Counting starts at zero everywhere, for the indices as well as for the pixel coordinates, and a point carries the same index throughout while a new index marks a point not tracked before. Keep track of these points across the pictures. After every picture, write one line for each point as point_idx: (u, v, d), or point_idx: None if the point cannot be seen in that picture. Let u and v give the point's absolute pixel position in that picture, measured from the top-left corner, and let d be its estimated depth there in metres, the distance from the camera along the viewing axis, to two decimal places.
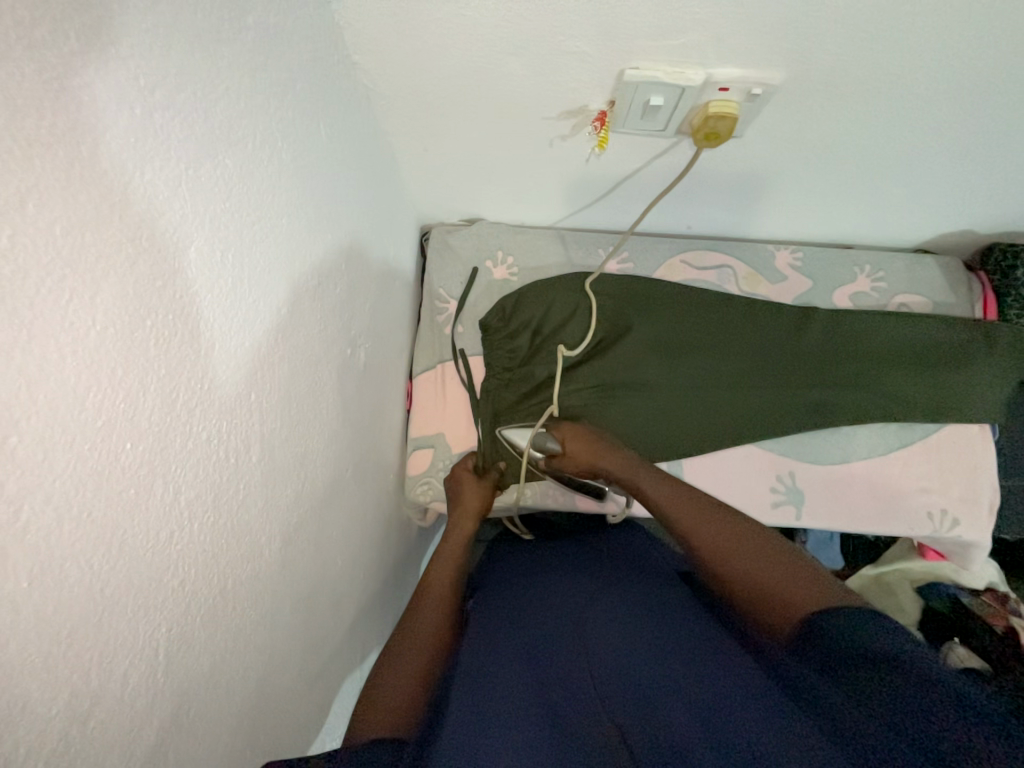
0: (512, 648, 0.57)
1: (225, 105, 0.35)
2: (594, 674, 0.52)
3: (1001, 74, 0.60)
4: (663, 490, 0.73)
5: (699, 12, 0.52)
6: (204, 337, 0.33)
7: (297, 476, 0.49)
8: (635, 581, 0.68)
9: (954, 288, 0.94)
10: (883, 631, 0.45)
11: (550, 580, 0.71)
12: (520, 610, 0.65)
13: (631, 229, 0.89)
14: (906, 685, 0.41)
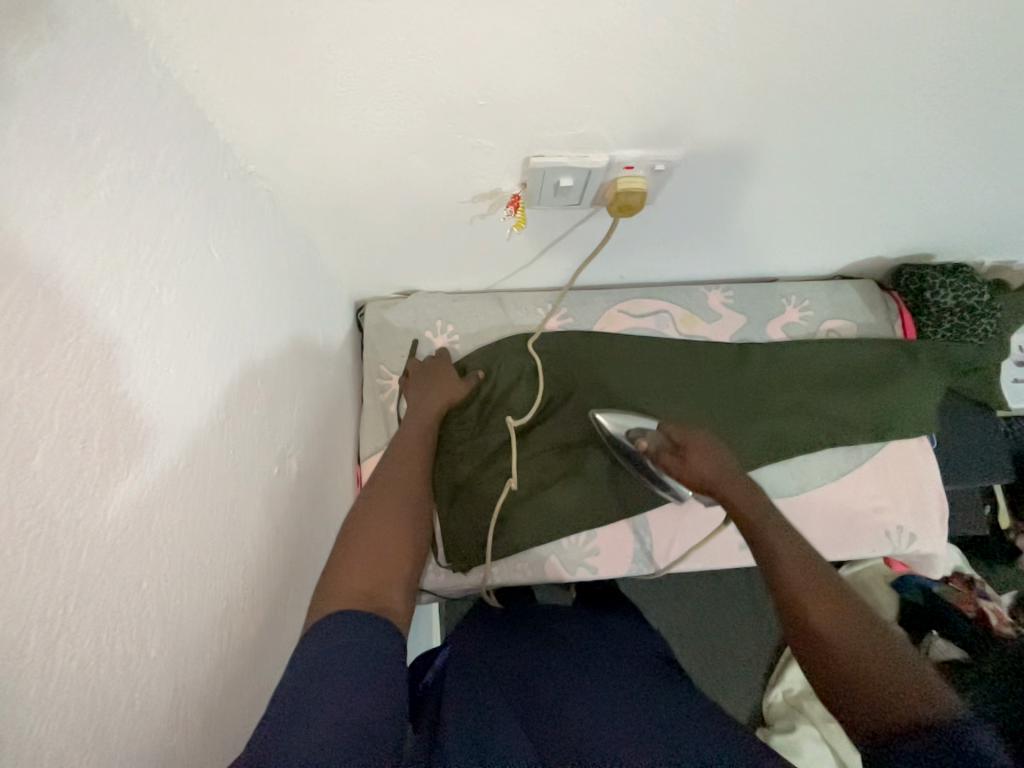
0: (500, 702, 0.57)
1: (75, 279, 0.31)
2: (574, 733, 0.51)
3: (870, 131, 0.65)
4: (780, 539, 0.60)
5: (589, 107, 0.53)
6: (64, 552, 0.29)
7: (219, 641, 0.44)
8: (615, 662, 0.66)
9: (875, 311, 0.99)
10: (961, 732, 0.39)
11: (537, 648, 0.69)
12: (512, 676, 0.63)
13: (567, 287, 0.88)
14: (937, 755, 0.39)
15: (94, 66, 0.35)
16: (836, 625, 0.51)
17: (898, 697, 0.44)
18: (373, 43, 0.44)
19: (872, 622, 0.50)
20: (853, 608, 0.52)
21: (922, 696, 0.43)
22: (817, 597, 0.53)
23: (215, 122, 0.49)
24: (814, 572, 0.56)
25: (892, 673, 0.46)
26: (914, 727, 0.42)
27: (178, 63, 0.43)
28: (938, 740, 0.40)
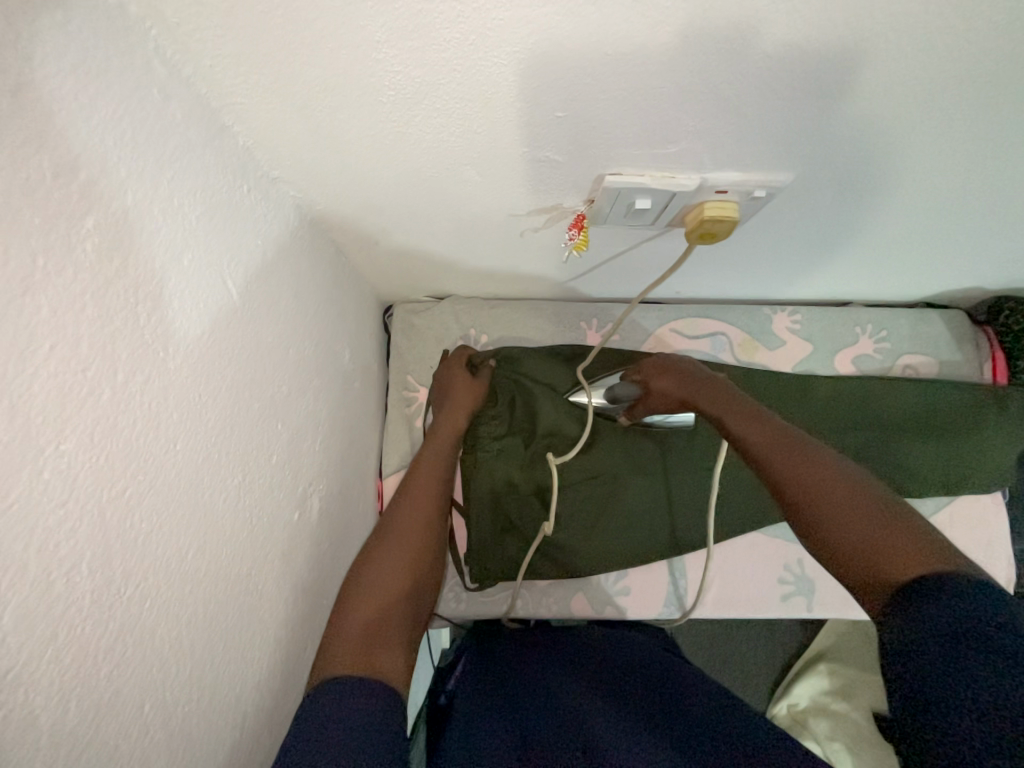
0: (499, 722, 0.54)
1: (54, 368, 0.24)
2: (575, 729, 0.49)
3: (1010, 161, 0.54)
4: (750, 431, 0.55)
5: (685, 123, 0.44)
6: (40, 716, 0.24)
7: (233, 729, 0.39)
8: (637, 676, 0.61)
9: (962, 348, 0.88)
10: (958, 601, 0.35)
11: (542, 672, 0.62)
12: (515, 704, 0.56)
13: (638, 297, 0.71)
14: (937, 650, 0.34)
15: (80, 76, 0.27)
16: (821, 497, 0.46)
17: (889, 557, 0.40)
18: (434, 45, 0.36)
19: (851, 491, 0.46)
20: (842, 480, 0.47)
21: (914, 549, 0.40)
22: (805, 476, 0.48)
23: (235, 126, 0.41)
24: (798, 458, 0.50)
25: (884, 534, 0.42)
26: (905, 580, 0.38)
27: (188, 59, 0.34)
28: (923, 606, 0.36)
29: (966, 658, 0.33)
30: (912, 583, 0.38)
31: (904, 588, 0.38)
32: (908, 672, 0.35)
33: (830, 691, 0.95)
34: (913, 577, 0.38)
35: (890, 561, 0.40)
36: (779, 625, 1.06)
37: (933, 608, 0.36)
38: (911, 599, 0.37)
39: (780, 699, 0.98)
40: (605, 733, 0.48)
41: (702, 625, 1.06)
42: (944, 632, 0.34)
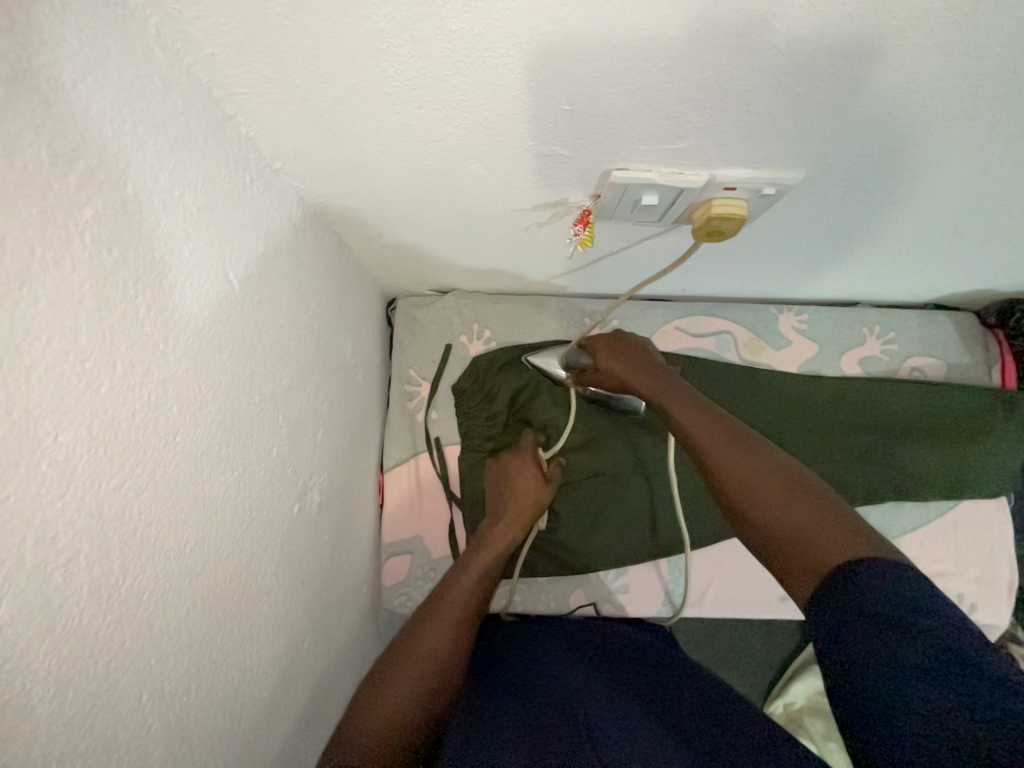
0: (502, 693, 0.56)
1: (54, 360, 0.24)
2: (579, 713, 0.51)
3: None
4: (682, 416, 0.53)
5: (695, 118, 0.44)
6: (38, 706, 0.24)
7: (231, 718, 0.39)
8: (639, 668, 0.62)
9: (970, 351, 0.87)
10: (886, 588, 0.35)
11: (531, 667, 0.62)
12: (507, 691, 0.57)
13: (625, 297, 0.72)
14: (881, 643, 0.33)
15: (80, 64, 0.26)
16: (747, 487, 0.45)
17: (815, 548, 0.39)
18: (439, 36, 0.35)
19: (777, 478, 0.44)
20: (774, 469, 0.45)
21: (839, 540, 0.39)
22: (738, 465, 0.46)
23: (237, 116, 0.40)
24: (726, 444, 0.48)
25: (810, 524, 0.41)
26: (830, 570, 0.38)
27: (190, 47, 0.34)
28: (853, 595, 0.36)
29: (908, 651, 0.32)
30: (836, 573, 0.37)
31: (829, 578, 0.37)
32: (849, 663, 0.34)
33: (826, 690, 0.96)
34: (837, 568, 0.37)
35: (816, 552, 0.39)
36: (777, 624, 1.06)
37: (870, 596, 0.35)
38: (836, 588, 0.37)
39: (776, 699, 0.98)
40: (609, 719, 0.50)
41: (700, 623, 1.06)
42: (882, 622, 0.34)
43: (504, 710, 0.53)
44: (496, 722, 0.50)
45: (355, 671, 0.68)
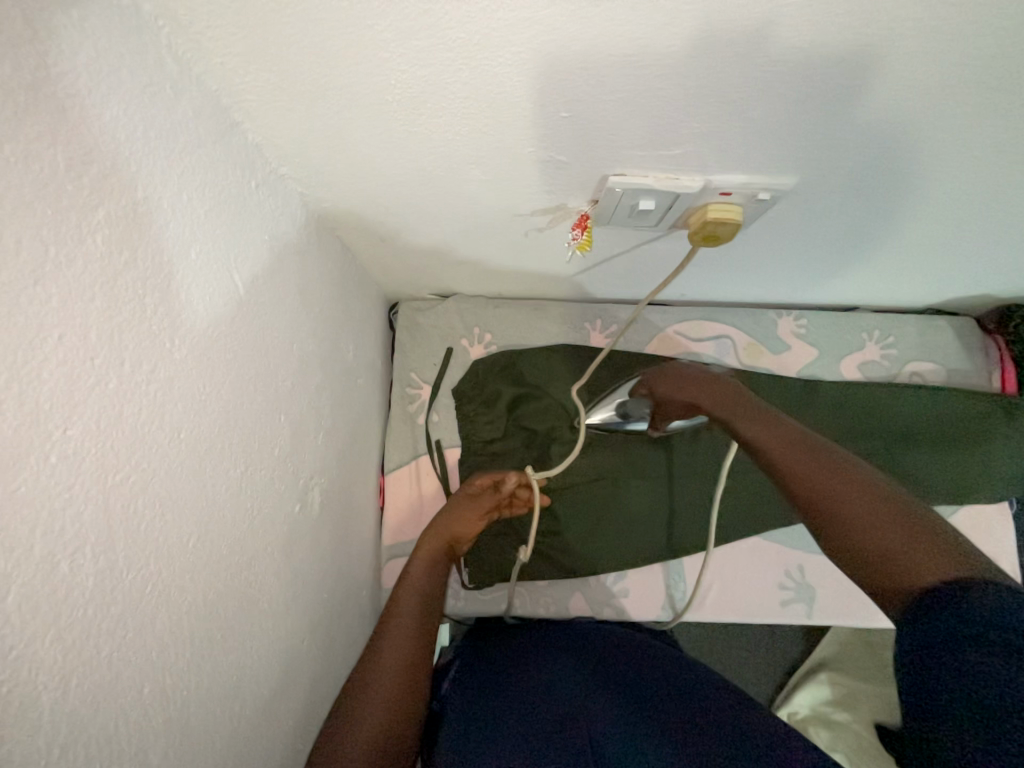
0: (507, 704, 0.56)
1: (64, 357, 0.25)
2: (585, 726, 0.51)
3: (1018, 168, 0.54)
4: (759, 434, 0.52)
5: (691, 125, 0.44)
6: (43, 694, 0.24)
7: (230, 715, 0.40)
8: (652, 673, 0.61)
9: (970, 355, 0.87)
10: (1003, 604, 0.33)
11: (535, 679, 0.60)
12: (511, 716, 0.54)
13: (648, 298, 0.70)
14: (992, 659, 0.32)
15: (94, 74, 0.27)
16: (841, 502, 0.43)
17: (912, 564, 0.38)
18: (440, 46, 0.36)
19: (868, 494, 0.43)
20: (862, 484, 0.44)
21: (938, 558, 0.38)
22: (819, 476, 0.46)
23: (244, 123, 0.42)
24: (810, 460, 0.47)
25: (904, 540, 0.40)
26: (931, 587, 0.37)
27: (200, 57, 0.35)
28: (957, 608, 0.35)
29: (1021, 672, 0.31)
30: (937, 590, 0.36)
31: (929, 594, 0.36)
32: (948, 668, 0.33)
33: (830, 701, 0.95)
34: (940, 585, 0.36)
35: (909, 568, 0.38)
36: (780, 631, 1.05)
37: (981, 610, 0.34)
38: (940, 603, 0.35)
39: (780, 704, 0.98)
40: (614, 735, 0.50)
41: (702, 628, 1.05)
42: (988, 638, 0.33)
43: (507, 728, 0.52)
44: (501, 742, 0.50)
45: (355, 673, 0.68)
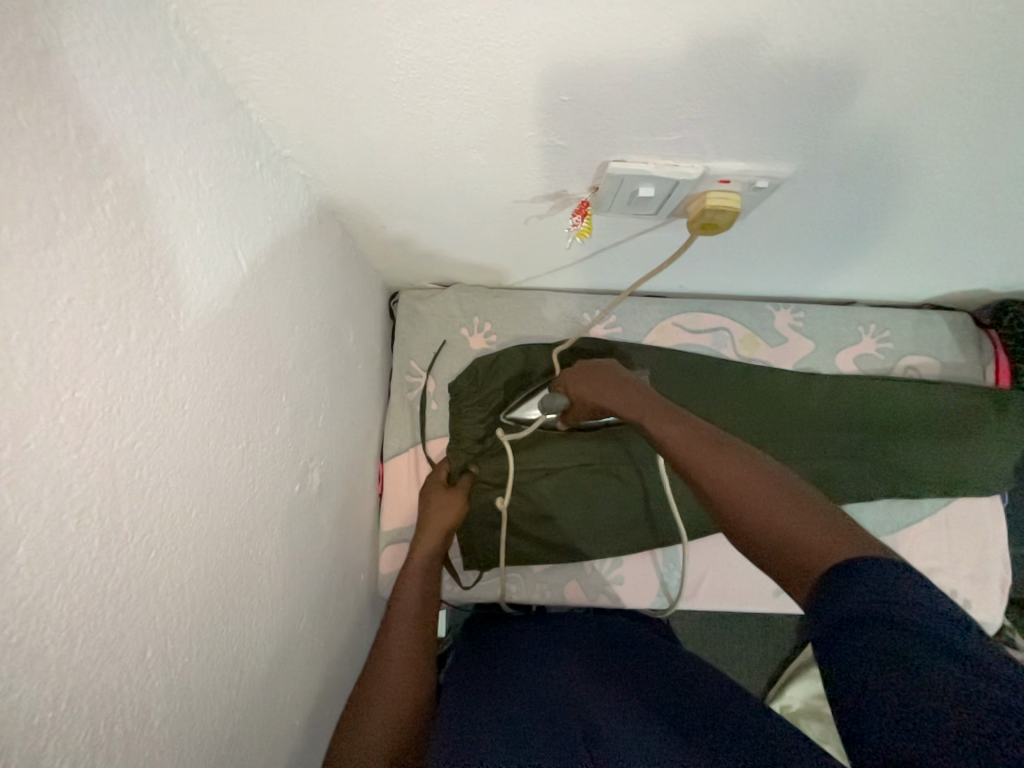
0: (503, 688, 0.58)
1: (72, 323, 0.26)
2: (581, 707, 0.52)
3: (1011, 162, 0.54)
4: (667, 433, 0.55)
5: (690, 112, 0.45)
6: (52, 650, 0.25)
7: (229, 686, 0.40)
8: (632, 658, 0.63)
9: (964, 349, 0.88)
10: (882, 586, 0.35)
11: (525, 682, 0.58)
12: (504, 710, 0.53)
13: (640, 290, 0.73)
14: (880, 644, 0.33)
15: (103, 44, 0.28)
16: (731, 493, 0.46)
17: (807, 549, 0.40)
18: (442, 25, 0.36)
19: (756, 483, 0.45)
20: (759, 475, 0.46)
21: (829, 539, 0.39)
22: (722, 476, 0.47)
23: (248, 103, 0.42)
24: (709, 452, 0.50)
25: (797, 527, 0.41)
26: (825, 570, 0.38)
27: (207, 34, 0.35)
28: (846, 594, 0.35)
29: (905, 650, 0.32)
30: (831, 574, 0.37)
31: (829, 577, 0.37)
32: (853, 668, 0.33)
33: (822, 695, 0.95)
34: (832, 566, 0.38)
35: (807, 554, 0.39)
36: (773, 622, 1.07)
37: (859, 594, 0.35)
38: (828, 589, 0.36)
39: (773, 696, 0.99)
40: (608, 712, 0.51)
41: (697, 617, 1.06)
42: (873, 620, 0.33)
43: (502, 707, 0.54)
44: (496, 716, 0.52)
45: (352, 655, 0.69)
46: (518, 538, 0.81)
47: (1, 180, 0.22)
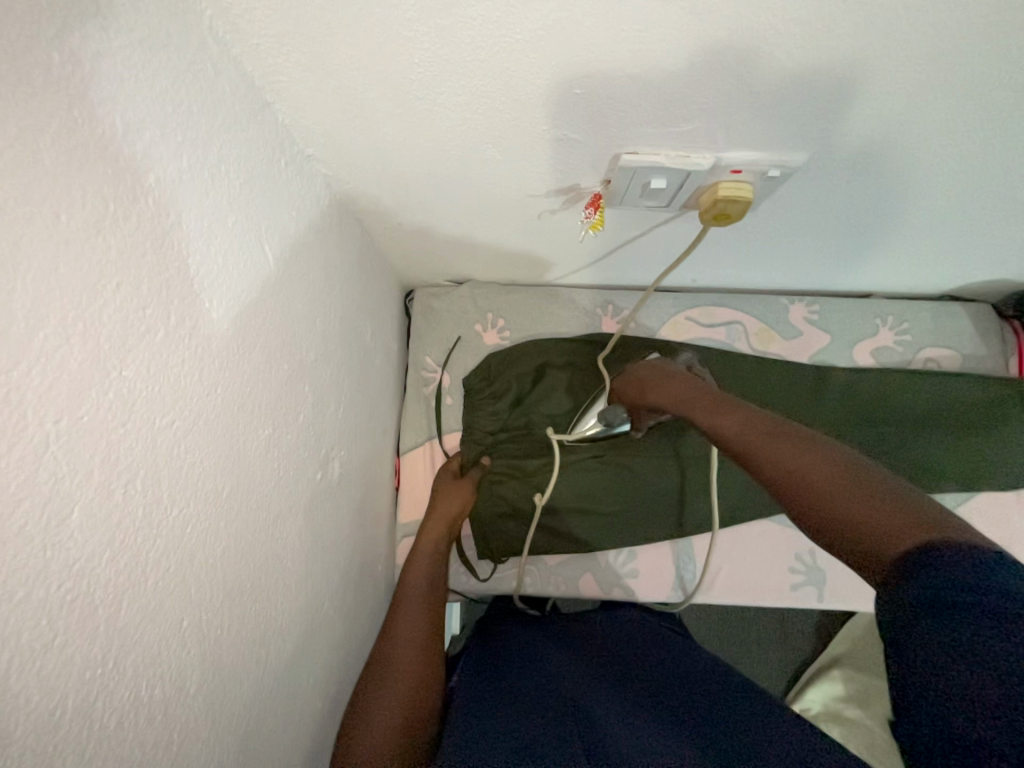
0: (510, 690, 0.57)
1: (118, 306, 0.27)
2: (583, 711, 0.51)
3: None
4: (721, 424, 0.56)
5: (700, 103, 0.46)
6: (100, 611, 0.26)
7: (256, 662, 0.42)
8: (655, 665, 0.62)
9: (986, 342, 0.86)
10: (950, 570, 0.33)
11: (532, 671, 0.61)
12: (510, 697, 0.56)
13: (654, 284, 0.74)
14: (949, 635, 0.31)
15: (146, 47, 0.30)
16: (795, 476, 0.45)
17: (884, 533, 0.37)
18: (460, 23, 0.38)
19: (825, 466, 0.44)
20: (828, 459, 0.45)
21: (911, 526, 0.37)
22: (787, 462, 0.46)
23: (275, 104, 0.44)
24: (774, 439, 0.50)
25: (873, 512, 0.39)
26: (902, 555, 0.35)
27: (238, 38, 0.37)
28: (915, 577, 0.34)
29: (980, 640, 0.30)
30: (907, 558, 0.35)
31: (906, 558, 0.35)
32: (917, 658, 0.32)
33: (841, 697, 0.94)
34: (911, 551, 0.35)
35: (885, 538, 0.37)
36: (790, 621, 1.05)
37: (925, 579, 0.33)
38: (902, 573, 0.35)
39: (791, 699, 0.98)
40: (618, 720, 0.49)
41: (712, 614, 1.05)
42: (938, 608, 0.32)
43: (504, 708, 0.54)
44: (497, 720, 0.52)
45: (370, 643, 0.71)
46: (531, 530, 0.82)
47: (59, 173, 0.24)
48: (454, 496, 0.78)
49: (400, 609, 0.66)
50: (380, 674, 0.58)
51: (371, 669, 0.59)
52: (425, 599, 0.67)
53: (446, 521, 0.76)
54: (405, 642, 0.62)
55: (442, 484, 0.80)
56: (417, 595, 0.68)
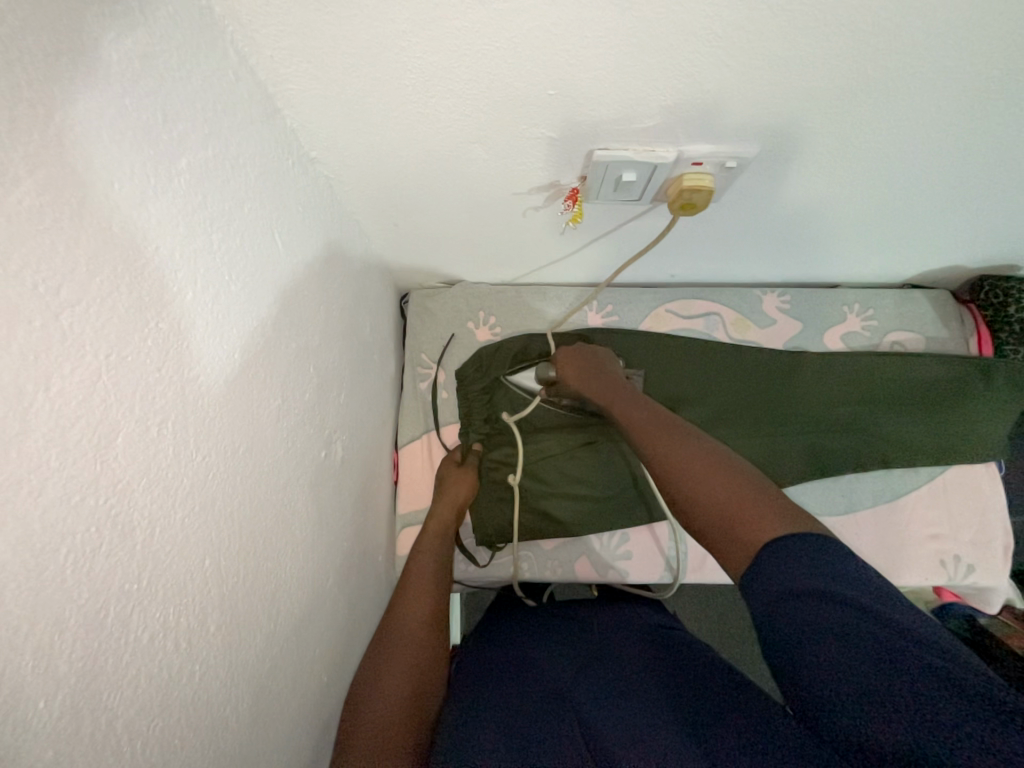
0: (513, 675, 0.60)
1: (156, 267, 0.32)
2: (583, 696, 0.53)
3: (963, 140, 0.60)
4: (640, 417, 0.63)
5: (660, 102, 0.52)
6: (137, 534, 0.30)
7: (269, 616, 0.45)
8: (646, 641, 0.64)
9: (947, 324, 0.92)
10: (807, 565, 0.39)
11: (530, 670, 0.61)
12: (511, 699, 0.55)
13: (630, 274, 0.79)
14: (832, 623, 0.35)
15: (180, 54, 0.35)
16: (680, 474, 0.52)
17: (744, 528, 0.44)
18: (446, 34, 0.43)
19: (703, 465, 0.51)
20: (708, 459, 0.52)
21: (772, 521, 0.43)
22: (676, 461, 0.53)
23: (283, 109, 0.50)
24: (667, 439, 0.56)
25: (742, 510, 0.45)
26: (756, 548, 0.43)
27: (254, 50, 0.43)
28: (801, 573, 0.39)
29: (859, 626, 0.35)
30: (762, 552, 0.42)
31: (760, 553, 0.42)
32: (795, 652, 0.36)
33: None
34: (761, 547, 0.42)
35: (747, 533, 0.44)
36: None
37: (807, 571, 0.39)
38: (772, 566, 0.41)
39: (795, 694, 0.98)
40: (614, 700, 0.52)
41: (709, 602, 1.07)
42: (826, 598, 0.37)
43: (508, 688, 0.57)
44: (500, 698, 0.56)
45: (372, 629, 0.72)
46: (525, 515, 0.84)
47: (110, 150, 0.29)
48: (457, 483, 0.82)
49: (412, 591, 0.67)
50: (387, 652, 0.59)
51: (377, 646, 0.60)
52: (432, 582, 0.69)
53: (451, 507, 0.79)
54: (414, 623, 0.63)
55: (448, 471, 0.83)
56: (426, 578, 0.69)
